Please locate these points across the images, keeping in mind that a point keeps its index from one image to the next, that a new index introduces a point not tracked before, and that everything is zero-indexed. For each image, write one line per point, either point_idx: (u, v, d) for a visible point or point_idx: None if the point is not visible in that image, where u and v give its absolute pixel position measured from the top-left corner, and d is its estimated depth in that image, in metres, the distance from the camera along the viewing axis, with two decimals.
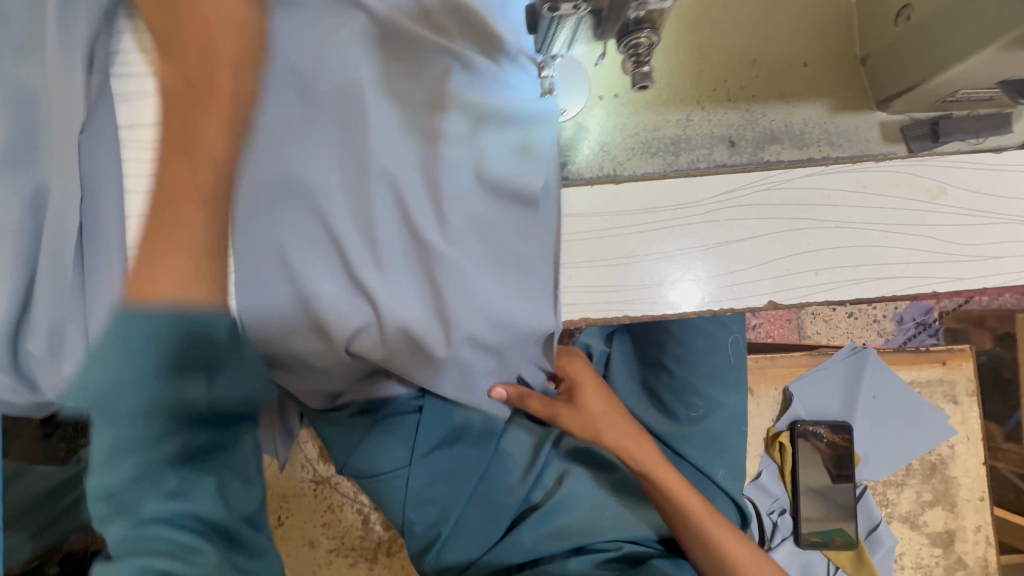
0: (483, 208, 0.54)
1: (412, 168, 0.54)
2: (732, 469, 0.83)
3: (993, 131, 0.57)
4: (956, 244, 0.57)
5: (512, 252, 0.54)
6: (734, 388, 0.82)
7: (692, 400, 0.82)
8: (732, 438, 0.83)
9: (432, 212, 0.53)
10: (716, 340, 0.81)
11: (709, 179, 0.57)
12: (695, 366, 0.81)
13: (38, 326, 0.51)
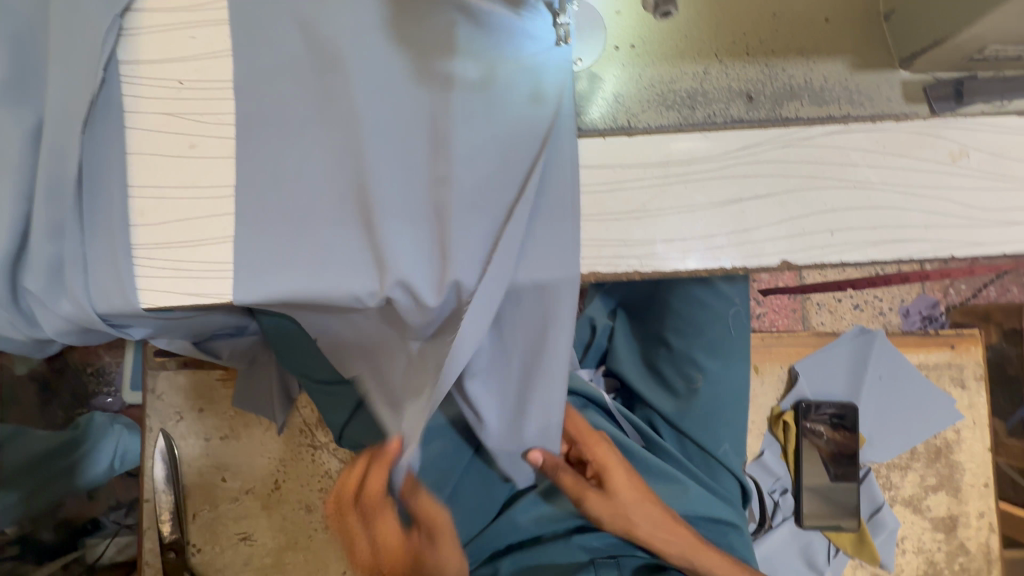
0: (492, 170, 0.51)
1: (421, 121, 0.52)
2: (737, 444, 0.84)
3: (1018, 94, 0.56)
4: (977, 208, 0.55)
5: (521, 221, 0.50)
6: (736, 359, 0.81)
7: (689, 371, 0.81)
8: (733, 412, 0.83)
9: (440, 174, 0.51)
10: (716, 312, 0.78)
11: (726, 135, 0.55)
12: (694, 338, 0.79)
13: (37, 258, 0.49)
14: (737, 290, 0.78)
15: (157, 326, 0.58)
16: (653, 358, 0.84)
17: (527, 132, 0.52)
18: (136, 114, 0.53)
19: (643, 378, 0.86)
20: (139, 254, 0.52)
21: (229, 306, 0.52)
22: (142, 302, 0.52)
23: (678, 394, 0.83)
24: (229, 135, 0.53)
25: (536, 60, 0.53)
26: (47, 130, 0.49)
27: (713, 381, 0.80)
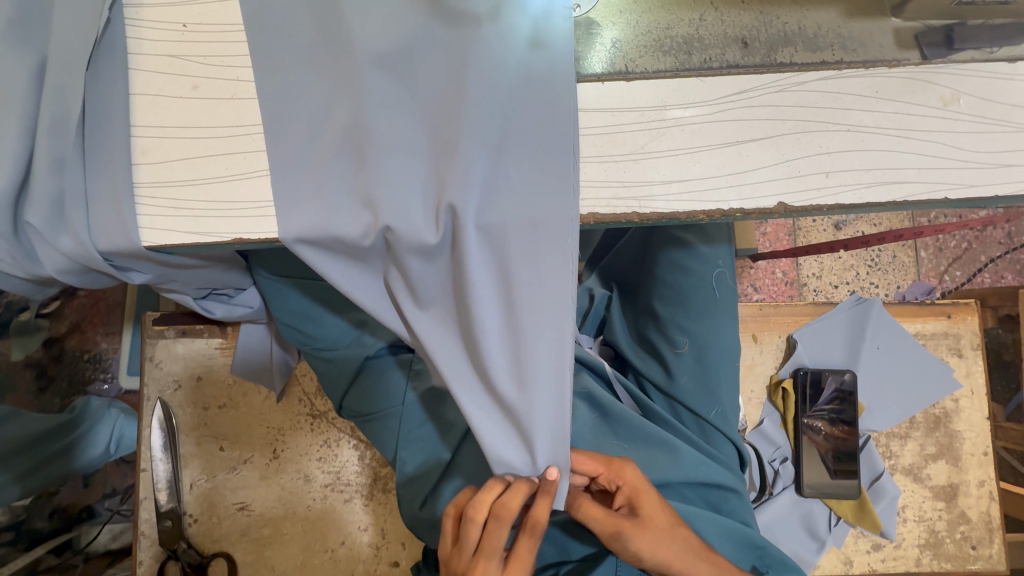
0: (499, 115, 0.51)
1: (429, 63, 0.52)
2: (729, 408, 0.83)
3: (1008, 40, 0.57)
4: (969, 151, 0.56)
5: (525, 171, 0.51)
6: (725, 321, 0.80)
7: (676, 337, 0.80)
8: (727, 375, 0.81)
9: (447, 119, 0.52)
10: (699, 277, 0.76)
11: (721, 80, 0.56)
12: (678, 304, 0.78)
13: (37, 193, 0.49)
14: (717, 251, 0.77)
15: (158, 272, 0.58)
16: (642, 327, 0.84)
17: (531, 78, 0.52)
18: (139, 57, 0.53)
19: (635, 348, 0.87)
20: (140, 193, 0.52)
21: (230, 245, 0.53)
22: (143, 239, 0.52)
23: (667, 362, 0.82)
24: (233, 76, 0.53)
25: (543, 5, 0.53)
26: (50, 67, 0.50)
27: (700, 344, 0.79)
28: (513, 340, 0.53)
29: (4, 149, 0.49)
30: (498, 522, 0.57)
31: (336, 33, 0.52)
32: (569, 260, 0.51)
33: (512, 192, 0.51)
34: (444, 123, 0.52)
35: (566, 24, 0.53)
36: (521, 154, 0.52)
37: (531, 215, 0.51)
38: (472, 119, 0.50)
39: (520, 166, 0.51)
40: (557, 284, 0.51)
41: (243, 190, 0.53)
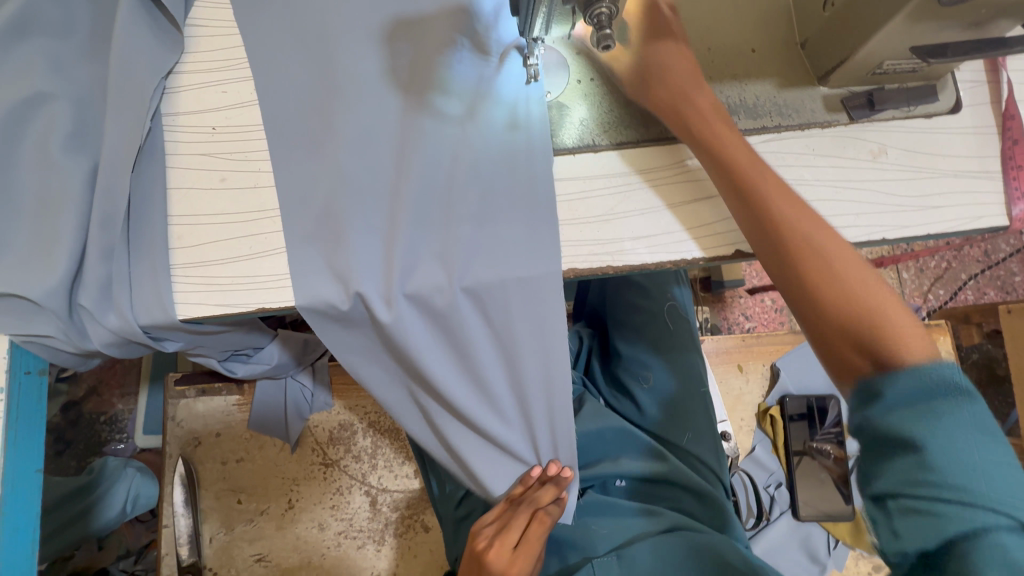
0: (483, 190, 0.61)
1: (418, 150, 0.61)
2: (701, 430, 0.85)
3: (921, 100, 0.66)
4: (900, 196, 0.64)
5: (511, 231, 0.60)
6: (679, 351, 0.88)
7: (641, 373, 0.89)
8: (694, 399, 0.86)
9: (440, 198, 0.61)
10: (650, 313, 0.90)
11: (677, 148, 0.65)
12: (638, 342, 0.90)
13: (90, 281, 0.57)
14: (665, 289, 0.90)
15: (189, 340, 0.65)
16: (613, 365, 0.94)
17: (510, 157, 0.62)
18: (175, 156, 0.62)
19: (610, 387, 0.94)
20: (176, 272, 0.59)
21: (254, 312, 0.60)
22: (178, 313, 0.59)
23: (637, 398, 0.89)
24: (255, 168, 0.62)
25: (516, 96, 0.64)
26: (100, 171, 0.58)
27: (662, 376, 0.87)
28: (521, 374, 0.63)
29: (61, 244, 0.56)
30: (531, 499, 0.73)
31: (337, 133, 0.61)
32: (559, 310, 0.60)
33: (500, 252, 0.60)
34: (438, 201, 0.61)
35: (534, 110, 0.64)
36: (507, 218, 0.60)
37: (519, 269, 0.59)
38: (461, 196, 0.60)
39: (506, 228, 0.60)
40: (550, 329, 0.61)
41: (266, 265, 0.60)
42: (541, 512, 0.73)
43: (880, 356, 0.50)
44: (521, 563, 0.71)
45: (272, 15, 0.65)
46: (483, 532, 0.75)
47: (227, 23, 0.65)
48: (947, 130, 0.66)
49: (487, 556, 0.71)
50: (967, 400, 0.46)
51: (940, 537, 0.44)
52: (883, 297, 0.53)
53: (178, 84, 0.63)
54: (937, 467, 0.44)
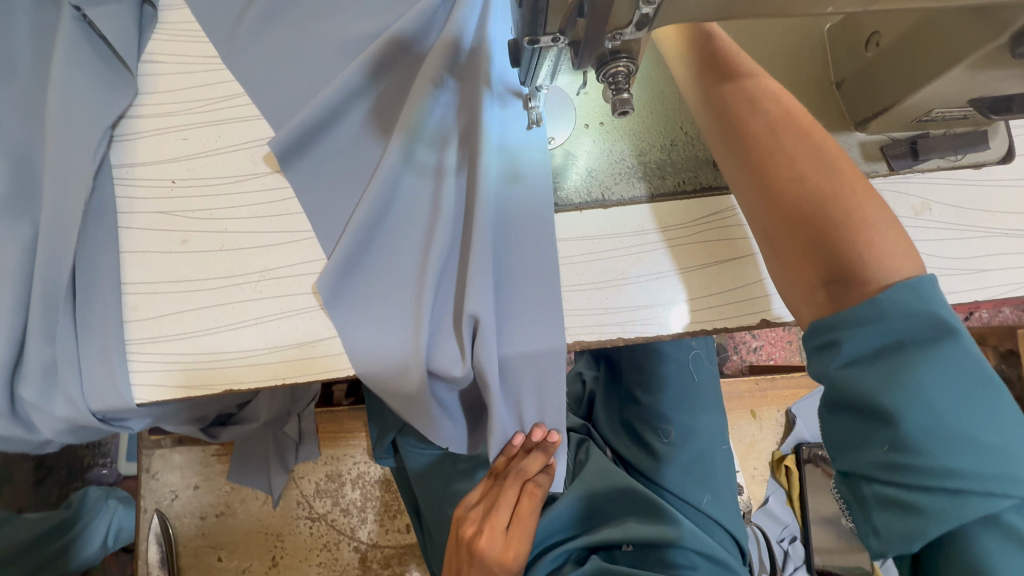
0: (505, 242, 0.55)
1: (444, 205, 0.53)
2: (718, 495, 0.81)
3: (972, 148, 0.58)
4: (944, 258, 0.58)
5: (537, 287, 0.54)
6: (703, 408, 0.82)
7: (663, 427, 0.82)
8: (717, 458, 0.82)
9: (459, 258, 0.54)
10: (678, 362, 0.83)
11: (696, 203, 0.58)
12: (661, 391, 0.83)
13: (31, 369, 0.50)
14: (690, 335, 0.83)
15: (155, 417, 0.58)
16: (626, 414, 0.88)
17: (528, 210, 0.55)
18: (130, 216, 0.55)
19: (619, 435, 0.89)
20: (133, 350, 0.53)
21: (222, 395, 0.53)
22: (136, 396, 0.52)
23: (654, 449, 0.83)
24: (221, 227, 0.55)
25: (520, 143, 0.56)
26: (40, 240, 0.51)
27: (688, 434, 0.81)
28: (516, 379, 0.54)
29: None
30: (518, 471, 0.64)
31: (325, 190, 0.55)
32: (556, 323, 0.53)
33: (526, 314, 0.54)
34: (455, 259, 0.54)
35: (536, 161, 0.56)
36: (528, 272, 0.54)
37: (544, 339, 0.53)
38: (482, 246, 0.52)
39: (529, 283, 0.54)
40: (547, 327, 0.53)
41: (233, 339, 0.53)
42: (530, 484, 0.64)
43: (836, 270, 0.45)
44: (518, 542, 0.64)
45: (237, 50, 0.57)
46: (472, 516, 0.67)
47: (186, 59, 0.57)
48: (998, 183, 0.59)
49: (478, 543, 0.63)
50: (952, 344, 0.40)
51: (921, 533, 0.38)
52: (849, 174, 0.47)
53: (133, 130, 0.56)
54: (917, 448, 0.39)
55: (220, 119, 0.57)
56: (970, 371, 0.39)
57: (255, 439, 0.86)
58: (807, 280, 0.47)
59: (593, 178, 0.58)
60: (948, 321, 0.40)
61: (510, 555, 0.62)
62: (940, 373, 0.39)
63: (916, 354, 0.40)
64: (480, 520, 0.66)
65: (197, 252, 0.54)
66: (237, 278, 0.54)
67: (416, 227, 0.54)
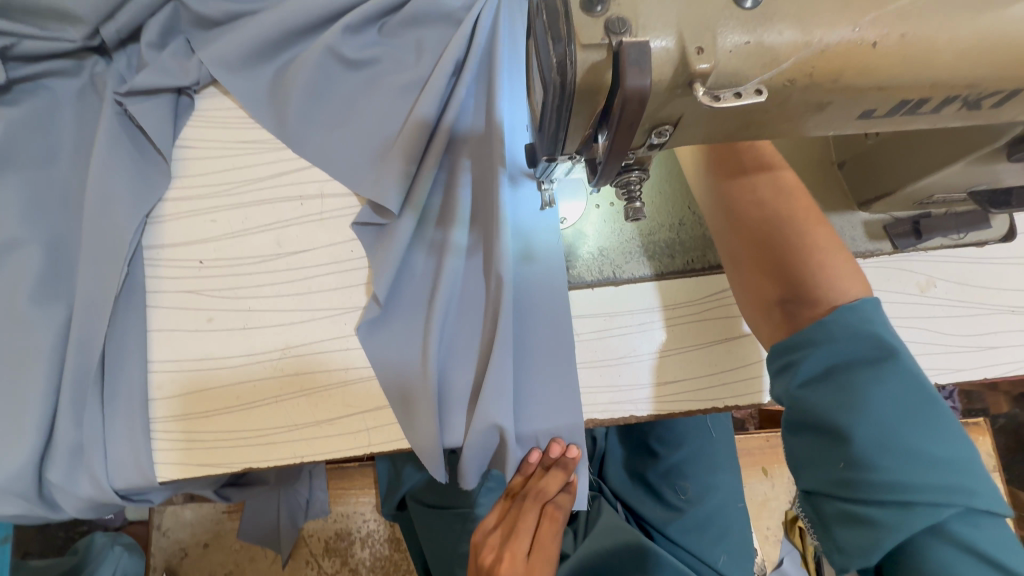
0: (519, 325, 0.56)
1: (447, 280, 0.55)
2: (734, 552, 0.82)
3: (973, 227, 0.59)
4: (951, 335, 0.59)
5: (557, 370, 0.55)
6: (717, 466, 0.84)
7: (679, 482, 0.83)
8: (733, 518, 0.83)
9: (468, 316, 0.56)
10: (697, 421, 0.85)
11: (705, 281, 0.60)
12: (677, 446, 0.84)
13: (60, 452, 0.51)
14: None
15: (174, 490, 0.59)
16: (642, 468, 0.87)
17: (546, 290, 0.57)
18: (159, 295, 0.57)
19: (634, 490, 0.87)
20: (157, 428, 0.54)
21: (242, 472, 0.54)
22: (159, 475, 0.53)
23: (669, 505, 0.83)
24: (245, 306, 0.57)
25: (530, 223, 0.58)
26: (74, 323, 0.53)
27: (703, 490, 0.82)
28: (530, 399, 0.55)
29: (28, 408, 0.51)
30: (535, 494, 0.59)
31: (351, 273, 0.58)
32: (564, 347, 0.55)
33: (544, 398, 0.55)
34: (470, 325, 0.56)
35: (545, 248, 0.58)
36: (545, 354, 0.55)
37: (561, 418, 0.54)
38: (502, 328, 0.53)
39: (547, 367, 0.55)
40: (560, 347, 0.56)
41: (253, 417, 0.55)
42: (551, 507, 0.60)
43: (790, 292, 0.47)
44: (541, 569, 0.60)
45: (266, 137, 0.61)
46: (489, 541, 0.64)
47: (217, 145, 0.61)
48: (1001, 260, 0.60)
49: (499, 570, 0.60)
50: (893, 364, 0.42)
51: (879, 545, 0.38)
52: (802, 199, 0.49)
53: (164, 213, 0.59)
54: (869, 462, 0.39)
55: (248, 201, 0.59)
56: (913, 389, 0.41)
57: (265, 498, 0.86)
58: (765, 300, 0.49)
59: (603, 251, 0.60)
60: (888, 342, 0.43)
61: None
62: (884, 390, 0.41)
63: (863, 372, 0.42)
64: (499, 544, 0.62)
65: (222, 332, 0.56)
66: (258, 357, 0.56)
67: (422, 282, 0.57)
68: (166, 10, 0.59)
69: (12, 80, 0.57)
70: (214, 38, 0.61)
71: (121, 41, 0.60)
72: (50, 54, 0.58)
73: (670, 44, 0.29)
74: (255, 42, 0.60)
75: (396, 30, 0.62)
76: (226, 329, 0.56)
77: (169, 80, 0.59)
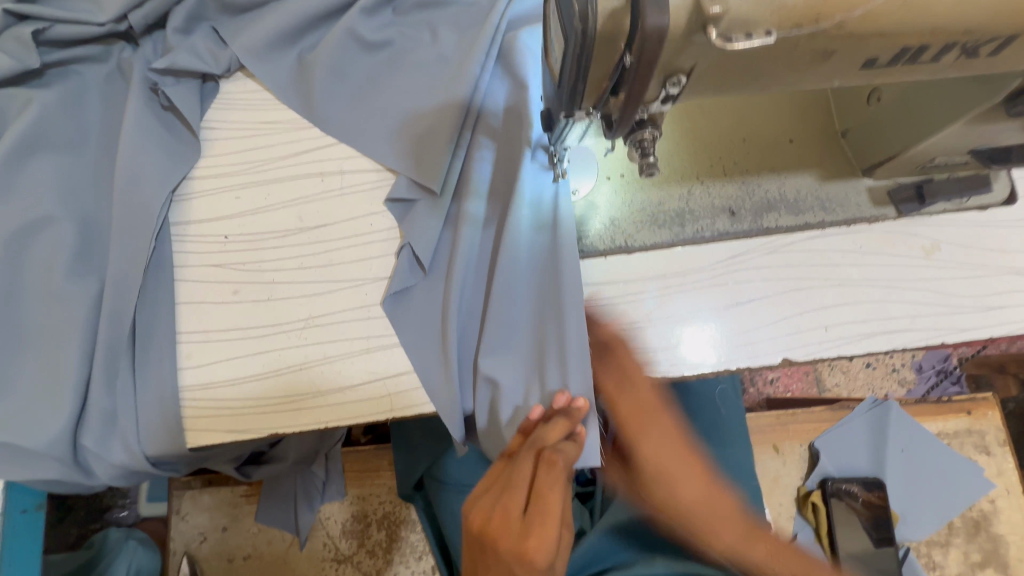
0: (519, 298, 0.57)
1: (459, 256, 0.57)
2: (752, 531, 0.82)
3: (975, 191, 0.62)
4: (959, 296, 0.60)
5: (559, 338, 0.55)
6: (727, 443, 0.85)
7: None
8: (748, 497, 0.82)
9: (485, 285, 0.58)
10: (705, 396, 0.86)
11: (715, 247, 0.61)
12: (689, 423, 0.86)
13: (95, 417, 0.53)
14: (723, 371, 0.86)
15: (201, 460, 0.61)
16: None
17: (555, 260, 0.57)
18: (185, 269, 0.59)
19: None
20: (185, 396, 0.55)
21: (267, 438, 0.56)
22: (186, 441, 0.55)
23: None
24: (269, 280, 0.59)
25: (541, 194, 0.59)
26: (105, 295, 0.55)
27: (715, 468, 0.82)
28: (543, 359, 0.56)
29: (63, 376, 0.53)
30: (531, 442, 0.52)
31: (371, 246, 0.60)
32: (572, 307, 0.55)
33: (545, 367, 0.55)
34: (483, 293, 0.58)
35: (547, 224, 0.59)
36: (546, 326, 0.56)
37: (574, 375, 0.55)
38: (496, 308, 0.56)
39: (547, 338, 0.56)
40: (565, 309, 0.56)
41: (278, 385, 0.56)
42: (549, 453, 0.51)
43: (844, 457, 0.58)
44: (543, 527, 0.50)
45: (288, 118, 0.63)
46: (478, 500, 0.55)
47: (240, 125, 0.63)
48: (1005, 223, 0.62)
49: (491, 528, 0.52)
50: None
51: None
52: None
53: (189, 190, 0.61)
54: None
55: (270, 178, 0.62)
56: None
57: (284, 479, 0.88)
58: None
59: (616, 221, 0.62)
60: None
61: (526, 545, 0.49)
62: None
63: None
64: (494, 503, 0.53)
65: (247, 303, 0.58)
66: (282, 327, 0.58)
67: (442, 253, 0.59)
68: None
69: (45, 64, 0.60)
70: (239, 25, 0.64)
71: (148, 27, 0.63)
72: (81, 40, 0.61)
73: None
74: (278, 27, 0.62)
75: (411, 14, 0.65)
76: (251, 301, 0.58)
77: (196, 62, 0.61)
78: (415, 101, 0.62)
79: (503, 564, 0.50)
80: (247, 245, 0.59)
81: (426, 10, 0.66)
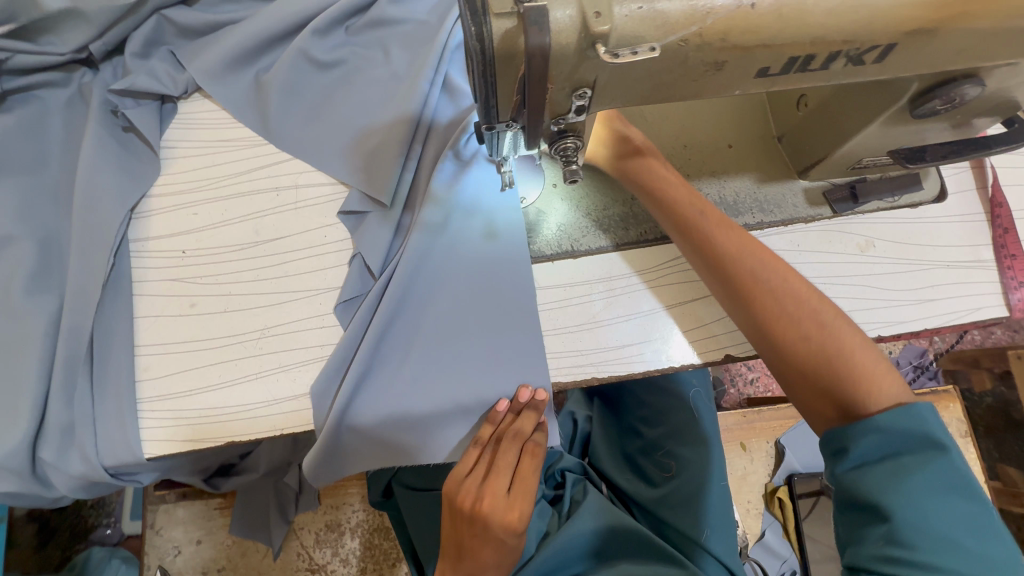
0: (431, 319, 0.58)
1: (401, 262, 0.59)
2: (721, 528, 0.78)
3: (907, 189, 0.64)
4: (892, 291, 0.62)
5: (477, 360, 0.58)
6: (699, 442, 0.82)
7: (666, 460, 0.85)
8: (720, 499, 0.79)
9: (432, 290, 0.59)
10: (678, 398, 0.86)
11: (658, 249, 0.64)
12: (661, 424, 0.87)
13: (54, 430, 0.55)
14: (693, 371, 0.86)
15: (163, 470, 0.62)
16: (628, 447, 0.90)
17: (504, 266, 0.60)
18: (144, 284, 0.61)
19: (622, 469, 0.89)
20: (143, 408, 0.57)
21: (223, 447, 0.57)
22: (144, 451, 0.56)
23: (655, 483, 0.85)
24: (225, 292, 0.61)
25: (490, 205, 0.62)
26: (64, 312, 0.57)
27: (686, 468, 0.81)
28: (492, 352, 0.58)
29: (22, 391, 0.55)
30: (509, 439, 0.59)
31: (325, 257, 0.62)
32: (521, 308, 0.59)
33: (459, 383, 0.57)
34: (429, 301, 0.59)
35: (476, 250, 0.61)
36: (461, 343, 0.58)
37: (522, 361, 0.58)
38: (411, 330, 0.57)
39: (464, 353, 0.58)
40: (514, 312, 0.59)
41: (233, 395, 0.58)
42: (530, 444, 0.61)
43: (848, 404, 0.48)
44: (523, 499, 0.61)
45: (245, 136, 0.66)
46: (464, 487, 0.60)
47: (197, 144, 0.65)
48: (934, 219, 0.64)
49: (482, 510, 0.59)
50: (941, 458, 0.43)
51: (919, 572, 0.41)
52: (841, 328, 0.52)
53: (148, 208, 0.63)
54: (908, 540, 0.42)
55: (227, 194, 0.64)
56: (953, 476, 0.43)
57: (258, 488, 0.89)
58: (824, 416, 0.50)
59: (563, 226, 0.64)
60: (938, 437, 0.44)
61: (514, 515, 0.60)
62: (930, 482, 0.43)
63: (914, 466, 0.43)
64: (477, 488, 0.60)
65: (204, 316, 0.60)
66: (238, 337, 0.59)
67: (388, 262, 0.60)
68: (150, 23, 0.65)
69: (6, 91, 0.63)
70: (196, 48, 0.66)
71: (108, 53, 0.65)
72: (42, 67, 0.63)
73: (572, 13, 0.33)
74: (233, 49, 0.65)
75: (361, 31, 0.68)
76: (209, 313, 0.60)
77: (155, 84, 0.64)
78: (365, 117, 0.64)
79: (493, 536, 0.60)
80: (206, 259, 0.61)
81: (377, 29, 0.68)
